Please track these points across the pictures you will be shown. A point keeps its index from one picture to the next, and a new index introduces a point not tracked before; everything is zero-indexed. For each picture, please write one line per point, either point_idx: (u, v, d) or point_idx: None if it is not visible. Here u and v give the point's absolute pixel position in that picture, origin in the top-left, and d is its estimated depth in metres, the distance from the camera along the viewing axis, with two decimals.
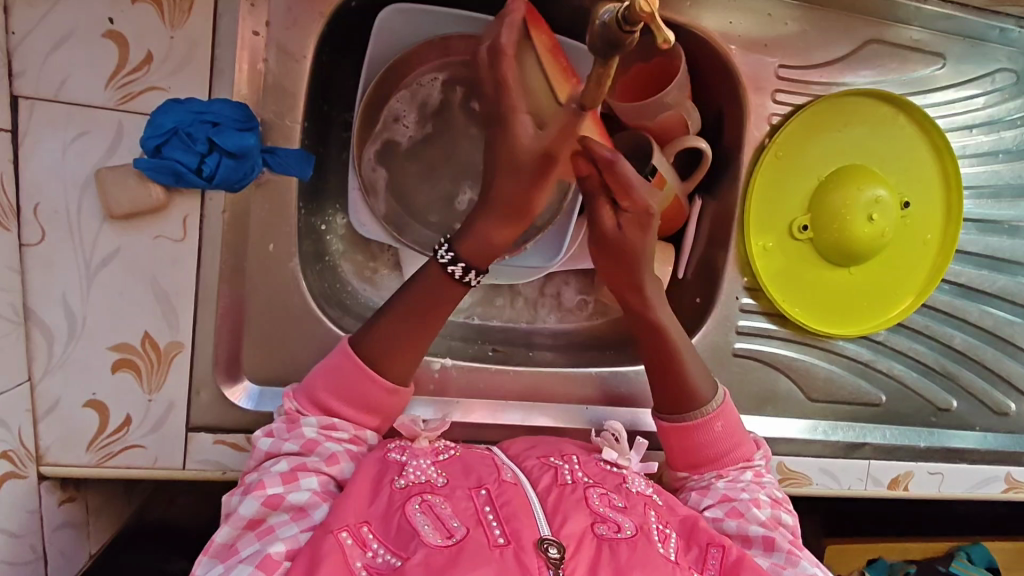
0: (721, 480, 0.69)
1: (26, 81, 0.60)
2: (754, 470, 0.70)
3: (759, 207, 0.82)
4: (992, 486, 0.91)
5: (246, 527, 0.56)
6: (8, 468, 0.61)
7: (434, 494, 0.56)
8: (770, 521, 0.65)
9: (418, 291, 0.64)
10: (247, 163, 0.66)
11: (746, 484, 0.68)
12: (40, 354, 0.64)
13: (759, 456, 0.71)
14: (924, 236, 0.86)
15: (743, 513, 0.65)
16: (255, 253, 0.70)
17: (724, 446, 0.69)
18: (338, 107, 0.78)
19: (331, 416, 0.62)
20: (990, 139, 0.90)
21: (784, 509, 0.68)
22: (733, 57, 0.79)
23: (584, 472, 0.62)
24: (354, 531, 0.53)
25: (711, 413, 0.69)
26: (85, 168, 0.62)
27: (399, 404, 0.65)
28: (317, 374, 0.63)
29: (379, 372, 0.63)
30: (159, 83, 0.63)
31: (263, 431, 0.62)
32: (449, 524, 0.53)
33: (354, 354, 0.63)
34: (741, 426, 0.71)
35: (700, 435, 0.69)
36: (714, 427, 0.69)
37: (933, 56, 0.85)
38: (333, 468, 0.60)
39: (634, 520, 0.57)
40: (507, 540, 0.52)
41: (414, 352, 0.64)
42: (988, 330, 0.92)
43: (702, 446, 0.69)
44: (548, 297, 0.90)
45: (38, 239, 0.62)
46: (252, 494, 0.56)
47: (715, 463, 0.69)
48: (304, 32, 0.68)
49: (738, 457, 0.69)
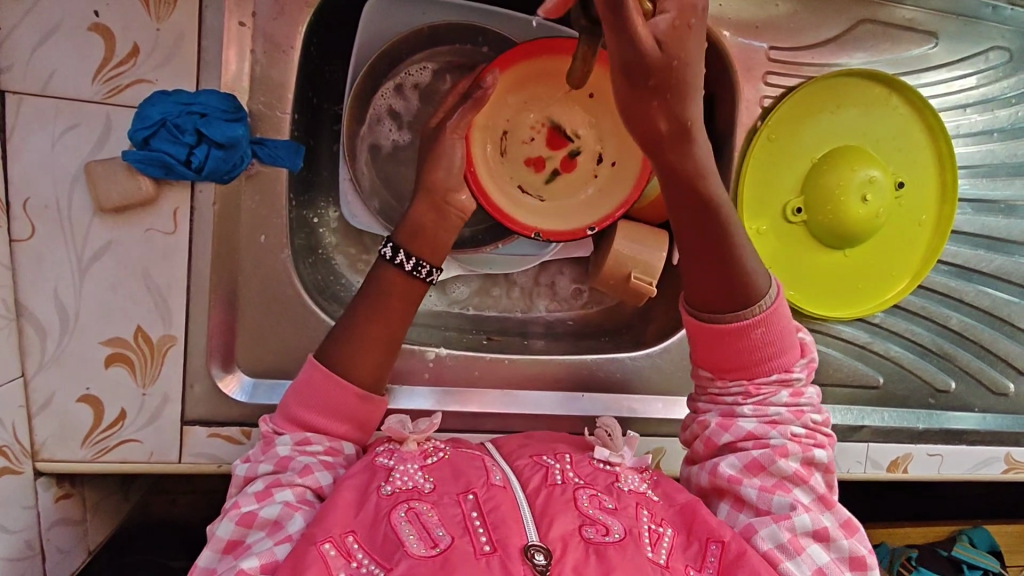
0: (748, 400, 0.63)
1: (12, 76, 0.60)
2: (791, 390, 0.63)
3: (753, 190, 0.81)
4: (992, 467, 0.90)
5: (225, 548, 0.56)
6: (2, 464, 0.61)
7: (421, 501, 0.56)
8: (797, 474, 0.61)
9: (398, 287, 0.65)
10: (236, 153, 0.65)
11: (778, 413, 0.62)
12: (33, 350, 0.64)
13: (800, 367, 0.64)
14: (918, 218, 0.85)
15: (765, 467, 0.61)
16: (247, 245, 0.70)
17: (765, 351, 0.62)
18: (329, 99, 0.78)
19: (306, 431, 0.61)
20: (984, 118, 0.90)
21: (817, 442, 0.63)
22: (724, 40, 0.78)
23: (575, 473, 0.61)
24: (338, 542, 0.52)
25: (752, 317, 0.61)
26: (74, 162, 0.62)
27: (375, 414, 0.64)
28: (290, 393, 0.63)
29: (345, 379, 0.62)
30: (146, 76, 0.63)
31: (241, 458, 0.62)
32: (434, 533, 0.52)
33: (322, 365, 0.62)
34: (786, 333, 0.63)
35: (737, 342, 0.62)
36: (754, 332, 0.61)
37: (926, 36, 0.85)
38: (309, 479, 0.59)
39: (623, 523, 0.56)
40: (493, 549, 0.51)
41: (385, 356, 0.64)
42: (985, 311, 0.91)
43: (733, 353, 0.62)
44: (543, 287, 0.90)
45: (28, 235, 0.62)
46: (227, 516, 0.56)
47: (746, 371, 0.63)
48: (291, 21, 0.68)
49: (775, 366, 0.62)
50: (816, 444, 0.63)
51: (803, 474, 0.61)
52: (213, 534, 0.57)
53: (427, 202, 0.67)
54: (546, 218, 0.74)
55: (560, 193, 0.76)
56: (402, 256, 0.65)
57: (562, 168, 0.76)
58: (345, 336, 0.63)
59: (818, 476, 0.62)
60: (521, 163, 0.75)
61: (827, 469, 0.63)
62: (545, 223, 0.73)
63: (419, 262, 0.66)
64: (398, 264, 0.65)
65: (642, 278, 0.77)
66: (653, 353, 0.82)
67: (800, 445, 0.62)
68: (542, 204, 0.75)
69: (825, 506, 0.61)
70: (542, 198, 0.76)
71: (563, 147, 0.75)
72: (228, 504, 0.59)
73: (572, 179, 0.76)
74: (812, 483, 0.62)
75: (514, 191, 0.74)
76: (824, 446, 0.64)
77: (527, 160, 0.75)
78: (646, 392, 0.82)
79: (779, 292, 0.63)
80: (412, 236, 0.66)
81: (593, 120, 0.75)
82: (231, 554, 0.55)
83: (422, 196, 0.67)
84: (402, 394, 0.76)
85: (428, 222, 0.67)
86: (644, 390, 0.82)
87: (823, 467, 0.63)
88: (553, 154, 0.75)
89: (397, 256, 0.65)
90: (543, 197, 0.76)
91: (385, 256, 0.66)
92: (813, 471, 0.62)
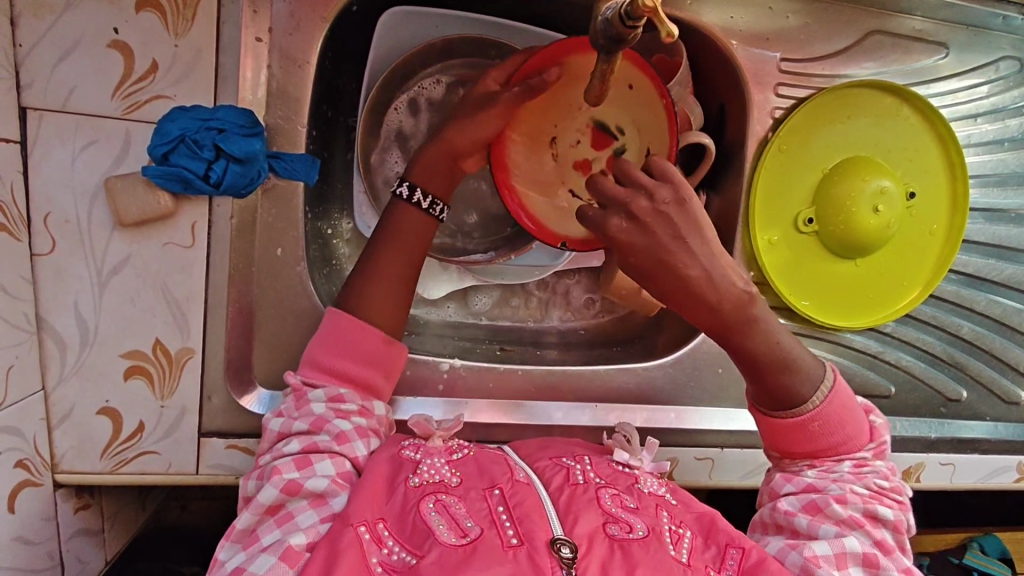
0: (812, 468, 0.64)
1: (33, 92, 0.60)
2: (856, 460, 0.64)
3: (765, 200, 0.81)
4: (1004, 476, 0.90)
5: (264, 512, 0.55)
6: (24, 477, 0.62)
7: (448, 494, 0.56)
8: (854, 519, 0.61)
9: (416, 225, 0.66)
10: (253, 167, 0.66)
11: (840, 474, 0.63)
12: (53, 363, 0.64)
13: (868, 447, 0.66)
14: (930, 226, 0.86)
15: (822, 508, 0.61)
16: (264, 257, 0.71)
17: (832, 435, 0.64)
18: (343, 112, 0.78)
19: (338, 385, 0.62)
20: (995, 128, 0.90)
21: (881, 501, 0.63)
22: (734, 51, 0.79)
23: (596, 473, 0.62)
24: (371, 527, 0.53)
25: (806, 413, 0.63)
26: (94, 176, 0.63)
27: (397, 360, 0.65)
28: (316, 345, 0.63)
29: (372, 326, 0.64)
30: (165, 92, 0.63)
31: (273, 412, 0.62)
32: (463, 524, 0.53)
33: (343, 313, 0.64)
34: (850, 416, 0.65)
35: (799, 434, 0.64)
36: (811, 424, 0.64)
37: (937, 46, 0.85)
38: (346, 448, 0.59)
39: (646, 522, 0.56)
40: (520, 541, 0.51)
41: (403, 300, 0.66)
42: (996, 320, 0.91)
43: (816, 450, 0.64)
44: (557, 296, 0.90)
45: (49, 249, 0.63)
46: (271, 481, 0.55)
47: (820, 453, 0.64)
48: (306, 37, 0.69)
49: (844, 451, 0.64)
50: (882, 503, 0.63)
51: (862, 521, 0.61)
52: (252, 495, 0.56)
53: (448, 171, 0.67)
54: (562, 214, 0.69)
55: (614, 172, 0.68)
56: (419, 198, 0.66)
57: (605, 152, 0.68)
58: (360, 300, 0.64)
59: (882, 529, 0.62)
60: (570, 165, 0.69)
61: (894, 528, 0.62)
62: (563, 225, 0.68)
63: (434, 201, 0.67)
64: (415, 203, 0.66)
65: None
66: (664, 362, 0.82)
67: (863, 498, 0.62)
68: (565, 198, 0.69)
69: (884, 552, 0.60)
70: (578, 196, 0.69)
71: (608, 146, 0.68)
72: (265, 464, 0.58)
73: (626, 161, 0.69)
74: (873, 530, 0.61)
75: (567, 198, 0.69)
76: (889, 506, 0.63)
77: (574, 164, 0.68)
78: (659, 402, 0.82)
79: (835, 377, 0.65)
80: (433, 178, 0.67)
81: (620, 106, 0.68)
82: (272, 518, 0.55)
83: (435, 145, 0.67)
84: (413, 405, 0.76)
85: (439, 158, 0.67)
86: (657, 400, 0.82)
87: (890, 525, 0.62)
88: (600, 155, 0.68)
89: (414, 195, 0.66)
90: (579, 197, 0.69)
91: (401, 196, 0.66)
92: (874, 521, 0.62)
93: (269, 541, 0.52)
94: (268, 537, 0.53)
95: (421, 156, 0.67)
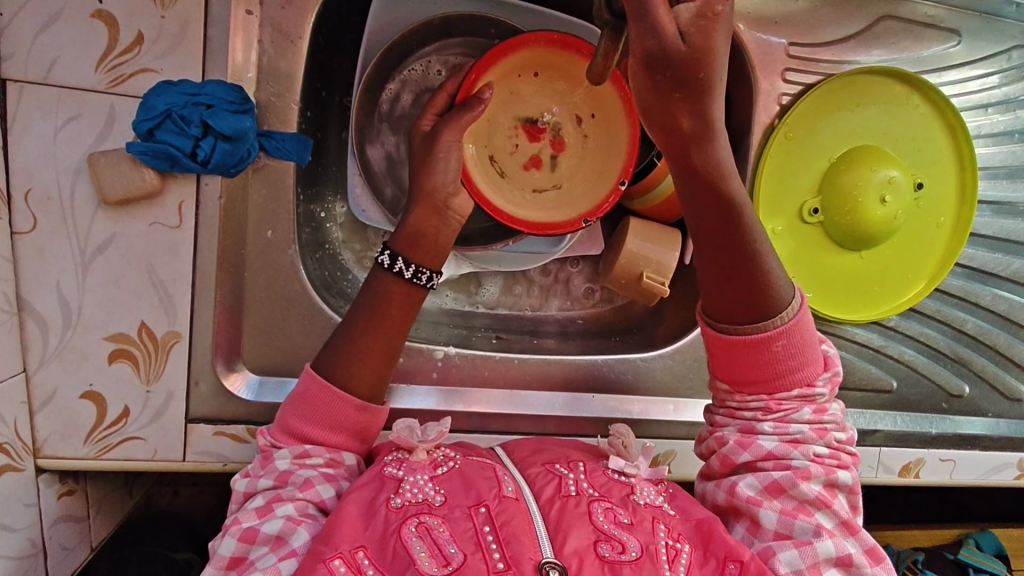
0: (766, 417, 0.63)
1: (13, 64, 0.58)
2: (813, 405, 0.63)
3: (769, 190, 0.79)
4: (1004, 473, 0.89)
5: (230, 564, 0.54)
6: (4, 461, 0.60)
7: (432, 515, 0.54)
8: (818, 498, 0.60)
9: (398, 297, 0.63)
10: (243, 146, 0.64)
11: (799, 431, 0.62)
12: (35, 344, 0.63)
13: (824, 382, 0.64)
14: (937, 219, 0.84)
15: (785, 489, 0.61)
16: (254, 241, 0.68)
17: (787, 365, 0.61)
18: (337, 91, 0.76)
19: (305, 444, 0.59)
20: (1006, 119, 0.88)
21: (838, 463, 0.63)
22: (741, 34, 0.76)
23: (590, 484, 0.60)
24: (348, 559, 0.51)
25: (774, 329, 0.61)
26: (77, 152, 0.60)
27: (374, 423, 0.62)
28: (287, 406, 0.61)
29: (345, 390, 0.60)
30: (150, 65, 0.61)
31: (241, 472, 0.60)
32: (446, 550, 0.51)
33: (319, 375, 0.60)
34: (811, 344, 0.63)
35: (758, 356, 0.61)
36: (774, 346, 0.61)
37: (949, 33, 0.83)
38: (310, 493, 0.57)
39: (639, 540, 0.55)
40: (506, 566, 0.50)
41: (383, 362, 0.62)
42: (1001, 315, 0.90)
43: (760, 367, 0.62)
44: (559, 284, 0.88)
45: (30, 227, 0.60)
46: (229, 532, 0.55)
47: (766, 383, 0.62)
48: (299, 10, 0.66)
49: (797, 380, 0.62)
50: (838, 465, 0.63)
51: (824, 498, 0.61)
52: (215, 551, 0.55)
53: (428, 207, 0.65)
54: (518, 203, 0.73)
55: (565, 177, 0.75)
56: (401, 263, 0.63)
57: (555, 152, 0.75)
58: (339, 358, 0.61)
59: (840, 499, 0.62)
60: (517, 164, 0.75)
61: (850, 491, 0.63)
62: (517, 211, 0.71)
63: (419, 268, 0.63)
64: (397, 272, 0.63)
65: (654, 277, 0.76)
66: (664, 353, 0.81)
67: (823, 467, 0.62)
68: (502, 181, 0.73)
69: (848, 531, 0.60)
70: (500, 170, 0.74)
71: (545, 132, 0.75)
72: (228, 519, 0.58)
73: (571, 158, 0.76)
74: (835, 506, 0.61)
75: (528, 197, 0.74)
76: (846, 467, 0.63)
77: (522, 163, 0.75)
78: (656, 393, 0.81)
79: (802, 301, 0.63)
80: (412, 243, 0.64)
81: (558, 94, 0.74)
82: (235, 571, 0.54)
83: (421, 202, 0.65)
84: (405, 394, 0.74)
85: (430, 228, 0.65)
86: (655, 391, 0.81)
87: (847, 489, 0.62)
88: (541, 144, 0.75)
89: (395, 263, 0.63)
90: (504, 172, 0.74)
91: (381, 265, 0.63)
92: (834, 493, 0.61)
93: None
94: None
95: (407, 221, 0.65)
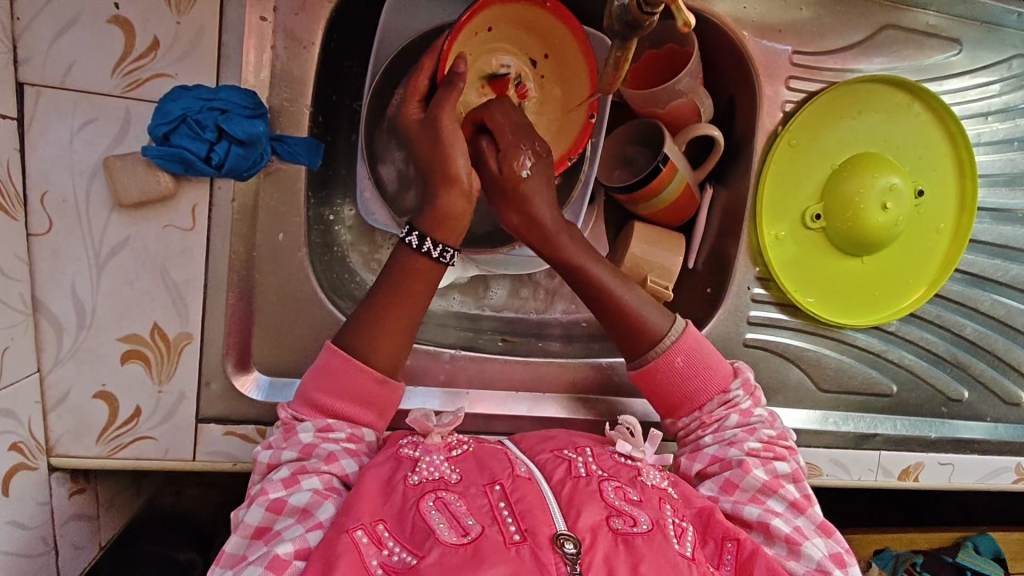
0: (704, 430, 0.68)
1: (31, 68, 0.59)
2: (739, 410, 0.68)
3: (772, 196, 0.81)
4: (1002, 477, 0.90)
5: (254, 535, 0.54)
6: (18, 460, 0.61)
7: (449, 491, 0.55)
8: (766, 486, 0.63)
9: (422, 272, 0.65)
10: (256, 150, 0.65)
11: (732, 434, 0.66)
12: (49, 345, 0.63)
13: (737, 386, 0.69)
14: (937, 225, 0.85)
15: (736, 484, 0.63)
16: (265, 244, 0.69)
17: (692, 377, 0.68)
18: (347, 96, 0.77)
19: (328, 417, 0.60)
20: (1005, 127, 0.89)
21: (777, 454, 0.66)
22: (746, 42, 0.77)
23: (597, 466, 0.61)
24: (369, 530, 0.52)
25: (665, 351, 0.68)
26: (92, 155, 0.61)
27: (393, 398, 0.63)
28: (310, 378, 0.62)
29: (366, 363, 0.61)
30: (166, 71, 0.62)
31: (263, 444, 0.61)
32: (464, 522, 0.52)
33: (341, 350, 0.62)
34: (710, 359, 0.69)
35: (662, 375, 0.68)
36: (674, 362, 0.68)
37: (950, 42, 0.84)
38: (334, 467, 0.58)
39: (649, 515, 0.56)
40: (522, 537, 0.51)
41: (402, 342, 0.63)
42: (999, 320, 0.91)
43: (667, 387, 0.69)
44: (564, 287, 0.89)
45: (45, 229, 0.61)
46: (256, 502, 0.55)
47: (688, 403, 0.69)
48: (312, 16, 0.67)
49: (707, 391, 0.68)
50: (778, 457, 0.66)
51: (772, 484, 0.63)
52: (240, 520, 0.56)
53: (450, 186, 0.65)
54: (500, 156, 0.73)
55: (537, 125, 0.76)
56: (429, 243, 0.64)
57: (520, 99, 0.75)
58: (361, 337, 0.62)
59: (789, 486, 0.64)
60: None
61: (794, 478, 0.65)
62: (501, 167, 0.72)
63: (445, 247, 0.65)
64: (424, 252, 0.64)
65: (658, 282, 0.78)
66: None
67: (761, 460, 0.65)
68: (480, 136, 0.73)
69: (799, 511, 0.62)
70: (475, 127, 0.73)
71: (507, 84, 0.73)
72: (251, 490, 0.58)
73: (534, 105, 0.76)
74: (784, 491, 0.63)
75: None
76: (785, 458, 0.66)
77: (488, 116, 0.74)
78: None
79: (686, 323, 0.70)
80: (438, 223, 0.65)
81: (508, 42, 0.73)
82: (260, 539, 0.54)
83: (444, 184, 0.65)
84: (412, 395, 0.75)
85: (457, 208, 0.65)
86: None
87: (791, 478, 0.65)
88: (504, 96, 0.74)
89: (424, 244, 0.64)
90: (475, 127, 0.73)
91: (410, 244, 0.65)
92: (781, 482, 0.64)
93: (255, 558, 0.51)
94: (254, 555, 0.52)
95: (433, 201, 0.66)
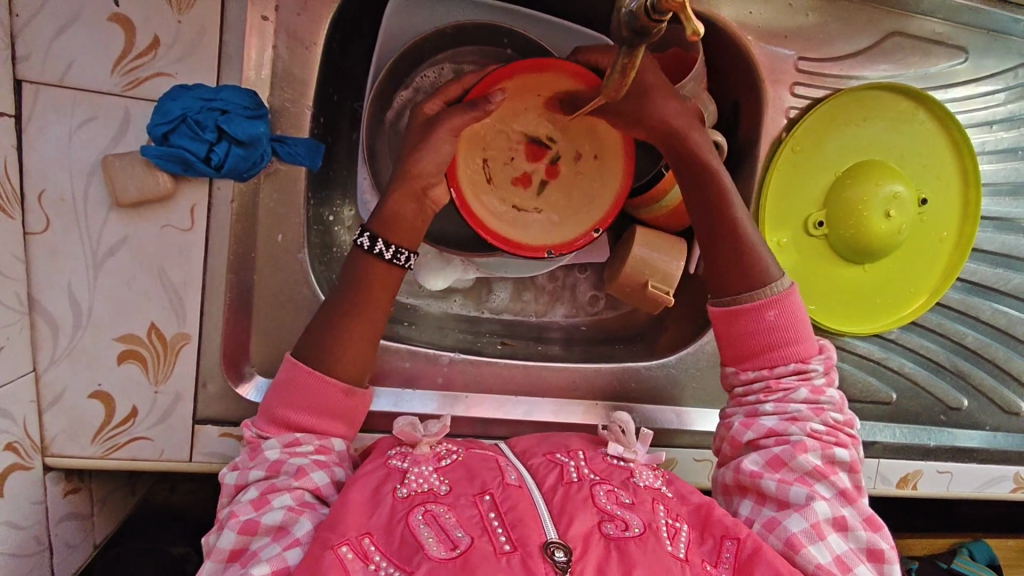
0: (769, 396, 0.65)
1: (29, 65, 0.58)
2: (811, 386, 0.65)
3: (775, 203, 0.80)
4: (1000, 486, 0.90)
5: (230, 558, 0.54)
6: (12, 460, 0.60)
7: (437, 503, 0.55)
8: (817, 471, 0.61)
9: (377, 279, 0.64)
10: (256, 151, 0.64)
11: (797, 409, 0.64)
12: (45, 344, 0.63)
13: (818, 360, 0.66)
14: (940, 234, 0.85)
15: (785, 462, 0.62)
16: (264, 244, 0.69)
17: (781, 335, 0.65)
18: (349, 96, 0.76)
19: (293, 432, 0.59)
20: (1010, 136, 0.89)
21: (840, 438, 0.63)
22: (750, 47, 0.77)
23: (590, 469, 0.61)
24: (355, 545, 0.51)
25: (764, 298, 0.65)
26: (91, 153, 0.61)
27: (360, 406, 0.63)
28: (271, 395, 0.61)
29: (328, 374, 0.61)
30: (166, 69, 0.61)
31: (229, 467, 0.60)
32: (453, 535, 0.52)
33: (301, 363, 0.61)
34: (802, 322, 0.66)
35: (751, 321, 0.65)
36: (765, 314, 0.65)
37: (955, 50, 0.84)
38: (305, 481, 0.57)
39: (642, 518, 0.56)
40: (513, 547, 0.50)
41: (368, 350, 0.63)
42: (1000, 329, 0.91)
43: (747, 337, 0.66)
44: (565, 291, 0.88)
45: (42, 228, 0.61)
46: (228, 525, 0.54)
47: (761, 358, 0.66)
48: (315, 16, 0.66)
49: (792, 353, 0.65)
50: (838, 443, 0.63)
51: (824, 471, 0.61)
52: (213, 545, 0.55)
53: (408, 193, 0.66)
54: (498, 210, 0.75)
55: (553, 202, 0.77)
56: (380, 245, 0.64)
57: (548, 177, 0.77)
58: (328, 347, 0.61)
59: (842, 475, 0.62)
60: (508, 174, 0.76)
61: (851, 469, 0.63)
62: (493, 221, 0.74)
63: (399, 250, 0.64)
64: (377, 254, 0.64)
65: (659, 286, 0.76)
66: (669, 362, 0.81)
67: (820, 443, 0.63)
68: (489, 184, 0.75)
69: (848, 501, 0.61)
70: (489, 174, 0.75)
71: (544, 156, 0.77)
72: (222, 514, 0.57)
73: (559, 186, 0.78)
74: (835, 479, 0.61)
75: (512, 213, 0.76)
76: (846, 445, 0.64)
77: (511, 177, 0.76)
78: (659, 402, 0.81)
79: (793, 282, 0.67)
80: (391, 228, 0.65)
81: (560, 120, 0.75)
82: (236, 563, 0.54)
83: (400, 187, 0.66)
84: (411, 398, 0.75)
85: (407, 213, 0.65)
86: (658, 400, 0.81)
87: (848, 467, 0.63)
88: (535, 166, 0.77)
89: (376, 245, 0.64)
90: (492, 179, 0.75)
91: (362, 247, 0.64)
92: (835, 470, 0.62)
93: None
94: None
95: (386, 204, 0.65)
